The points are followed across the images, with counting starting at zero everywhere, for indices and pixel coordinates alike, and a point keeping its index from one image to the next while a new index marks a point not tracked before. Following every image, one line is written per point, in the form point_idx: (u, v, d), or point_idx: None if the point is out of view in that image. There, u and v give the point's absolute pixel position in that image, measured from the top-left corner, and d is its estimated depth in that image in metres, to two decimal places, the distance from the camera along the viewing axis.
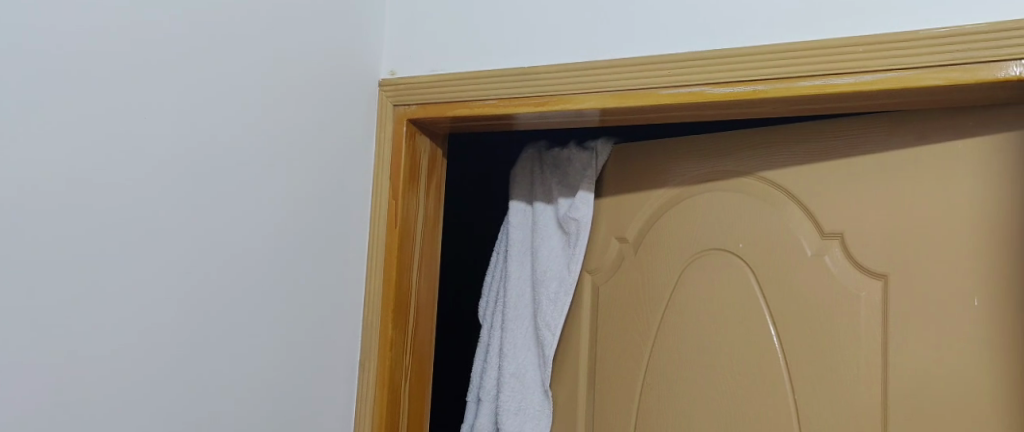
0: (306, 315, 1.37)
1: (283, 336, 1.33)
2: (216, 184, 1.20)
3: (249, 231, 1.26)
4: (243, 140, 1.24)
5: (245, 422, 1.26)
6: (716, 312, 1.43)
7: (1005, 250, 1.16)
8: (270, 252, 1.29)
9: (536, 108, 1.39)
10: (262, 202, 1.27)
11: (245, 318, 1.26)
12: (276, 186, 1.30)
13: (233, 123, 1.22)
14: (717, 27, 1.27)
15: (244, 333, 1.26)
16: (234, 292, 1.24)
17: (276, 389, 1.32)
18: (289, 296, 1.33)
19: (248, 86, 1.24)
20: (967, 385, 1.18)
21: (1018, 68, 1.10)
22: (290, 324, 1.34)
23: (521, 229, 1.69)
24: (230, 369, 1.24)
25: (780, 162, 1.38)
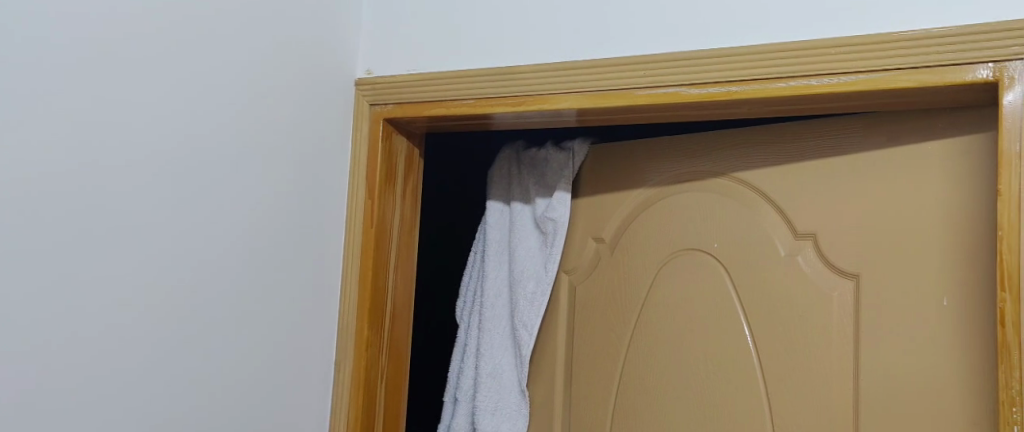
0: (281, 314, 1.36)
1: (257, 336, 1.32)
2: (190, 183, 1.19)
3: (223, 230, 1.25)
4: (218, 139, 1.23)
5: (218, 422, 1.26)
6: (691, 312, 1.43)
7: (971, 249, 1.17)
8: (245, 251, 1.29)
9: (513, 108, 1.39)
10: (237, 202, 1.27)
11: (220, 318, 1.26)
12: (252, 185, 1.29)
13: (207, 121, 1.21)
14: (692, 29, 1.28)
15: (217, 332, 1.25)
16: (207, 291, 1.23)
17: (250, 388, 1.31)
18: (264, 296, 1.33)
19: (223, 83, 1.24)
20: (937, 384, 1.19)
21: (985, 70, 1.11)
22: (265, 324, 1.33)
23: (499, 229, 1.69)
24: (203, 369, 1.23)
25: (756, 163, 1.39)
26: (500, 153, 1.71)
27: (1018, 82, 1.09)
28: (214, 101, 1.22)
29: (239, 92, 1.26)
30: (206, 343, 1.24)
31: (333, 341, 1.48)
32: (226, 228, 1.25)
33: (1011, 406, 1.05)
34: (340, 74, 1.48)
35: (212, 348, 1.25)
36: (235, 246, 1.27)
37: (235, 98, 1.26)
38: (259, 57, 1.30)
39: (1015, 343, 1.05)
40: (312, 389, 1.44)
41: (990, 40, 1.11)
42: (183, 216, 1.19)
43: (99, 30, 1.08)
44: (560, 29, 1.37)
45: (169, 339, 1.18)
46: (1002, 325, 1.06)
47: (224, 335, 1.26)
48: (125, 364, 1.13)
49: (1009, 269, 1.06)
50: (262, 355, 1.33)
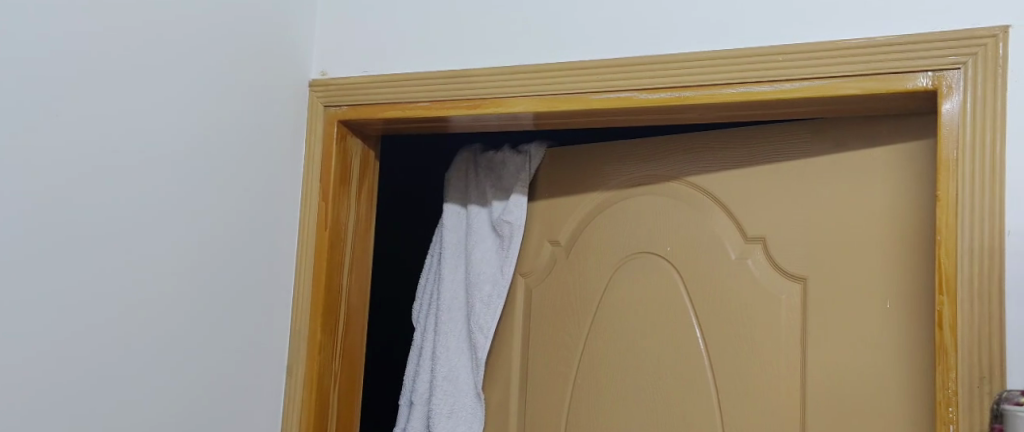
0: (232, 317, 1.36)
1: (209, 339, 1.31)
2: (139, 183, 1.18)
3: (174, 232, 1.24)
4: (170, 139, 1.23)
5: (169, 426, 1.25)
6: (644, 315, 1.45)
7: (913, 254, 1.20)
8: (195, 254, 1.28)
9: (469, 110, 1.40)
10: (187, 203, 1.26)
11: (171, 320, 1.25)
12: (202, 185, 1.28)
13: (158, 121, 1.21)
14: (644, 35, 1.30)
15: (168, 335, 1.25)
16: (156, 291, 1.22)
17: (199, 389, 1.30)
18: (214, 297, 1.32)
19: (175, 84, 1.23)
20: (880, 387, 1.22)
21: (925, 79, 1.13)
22: (215, 327, 1.32)
23: (455, 232, 1.70)
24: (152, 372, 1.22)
25: (708, 168, 1.41)
26: (457, 155, 1.71)
27: (956, 91, 1.11)
28: (165, 101, 1.22)
29: (191, 92, 1.26)
30: (156, 346, 1.23)
31: (286, 344, 1.47)
32: (177, 230, 1.25)
33: (947, 406, 1.07)
34: (294, 75, 1.47)
35: (161, 351, 1.24)
36: (188, 247, 1.27)
37: (189, 99, 1.25)
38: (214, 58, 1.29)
39: (951, 345, 1.08)
40: (264, 393, 1.43)
41: (930, 49, 1.13)
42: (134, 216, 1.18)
43: (46, 34, 1.07)
44: (514, 33, 1.38)
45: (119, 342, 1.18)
46: (940, 327, 1.09)
47: (174, 338, 1.25)
48: (71, 363, 1.12)
49: (947, 274, 1.09)
50: (213, 358, 1.32)
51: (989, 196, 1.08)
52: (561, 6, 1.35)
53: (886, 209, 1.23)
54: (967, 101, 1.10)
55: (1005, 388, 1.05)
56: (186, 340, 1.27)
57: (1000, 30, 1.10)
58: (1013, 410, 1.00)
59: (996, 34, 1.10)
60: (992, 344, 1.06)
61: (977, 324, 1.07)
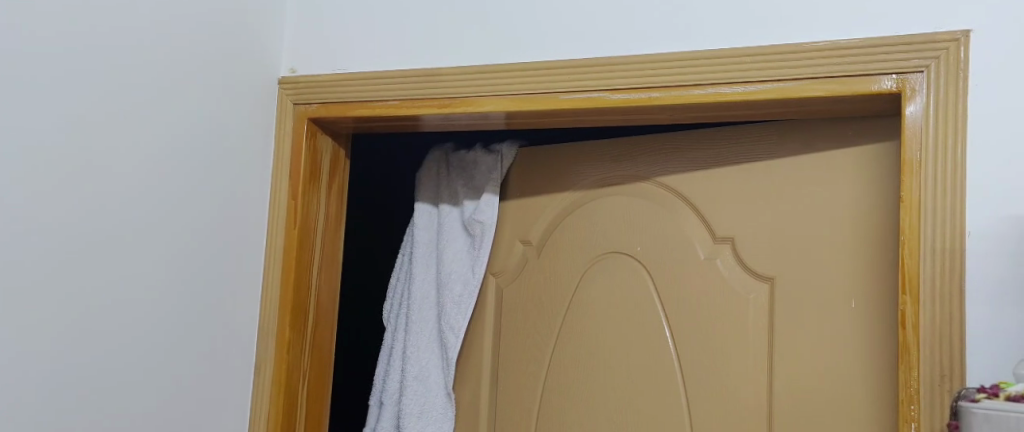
0: (194, 314, 1.35)
1: (169, 337, 1.31)
2: (91, 179, 1.18)
3: (130, 229, 1.24)
4: (125, 137, 1.22)
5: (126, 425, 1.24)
6: (614, 314, 1.45)
7: (879, 253, 1.21)
8: (154, 251, 1.27)
9: (439, 110, 1.39)
10: (147, 199, 1.26)
11: (128, 317, 1.24)
12: (160, 185, 1.28)
13: (113, 116, 1.20)
14: (614, 36, 1.30)
15: (124, 333, 1.24)
16: (112, 287, 1.22)
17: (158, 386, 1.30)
18: (175, 294, 1.32)
19: (134, 80, 1.23)
20: (845, 385, 1.23)
21: (889, 82, 1.15)
22: (175, 325, 1.32)
23: (427, 231, 1.69)
24: (107, 370, 1.22)
25: (678, 169, 1.42)
26: (429, 154, 1.71)
27: (919, 94, 1.13)
28: (118, 97, 1.21)
29: (149, 89, 1.25)
30: (112, 344, 1.22)
31: (253, 344, 1.47)
32: (134, 227, 1.24)
33: (908, 404, 1.09)
34: (262, 73, 1.47)
35: (116, 350, 1.23)
36: (146, 245, 1.26)
37: (146, 95, 1.25)
38: (174, 55, 1.28)
39: (913, 343, 1.09)
40: (228, 391, 1.42)
41: (894, 52, 1.14)
42: (87, 213, 1.18)
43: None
44: (484, 32, 1.38)
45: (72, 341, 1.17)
46: (903, 326, 1.10)
47: (132, 336, 1.25)
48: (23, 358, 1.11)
49: (909, 274, 1.10)
50: (173, 357, 1.32)
51: (949, 197, 1.09)
52: (531, 7, 1.36)
53: (852, 210, 1.24)
54: (930, 104, 1.12)
55: (964, 385, 1.06)
56: (144, 336, 1.27)
57: (962, 34, 1.11)
58: (967, 406, 0.93)
59: (958, 38, 1.11)
60: (953, 343, 1.07)
61: (938, 324, 1.08)
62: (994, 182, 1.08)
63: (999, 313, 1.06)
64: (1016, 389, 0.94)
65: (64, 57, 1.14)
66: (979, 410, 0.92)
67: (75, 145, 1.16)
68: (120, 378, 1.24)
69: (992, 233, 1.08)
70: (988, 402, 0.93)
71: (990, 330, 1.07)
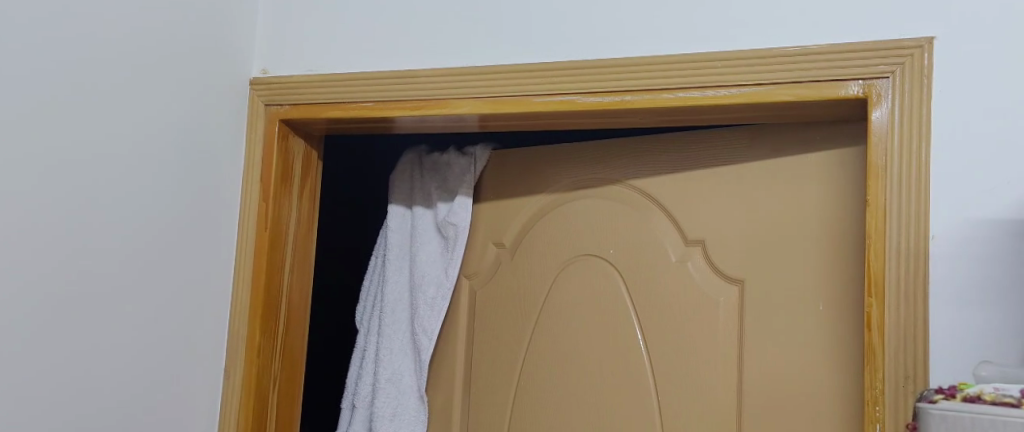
0: (160, 316, 1.34)
1: (135, 339, 1.30)
2: (57, 179, 1.17)
3: (94, 228, 1.22)
4: (91, 138, 1.21)
5: (89, 427, 1.23)
6: (585, 316, 1.46)
7: (845, 255, 1.23)
8: (120, 252, 1.27)
9: (412, 111, 1.39)
10: (112, 199, 1.25)
11: (94, 320, 1.24)
12: (127, 186, 1.27)
13: (78, 115, 1.19)
14: (586, 39, 1.31)
15: (88, 334, 1.23)
16: (76, 287, 1.21)
17: (122, 387, 1.28)
18: (139, 294, 1.30)
19: (100, 80, 1.22)
20: (813, 387, 1.24)
21: (856, 87, 1.16)
22: (139, 326, 1.31)
23: (400, 233, 1.69)
24: (70, 372, 1.21)
25: (650, 172, 1.43)
26: (402, 156, 1.71)
27: (885, 99, 1.14)
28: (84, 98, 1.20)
29: (116, 89, 1.24)
30: (79, 346, 1.22)
31: (223, 346, 1.46)
32: (99, 227, 1.23)
33: (874, 405, 1.10)
34: (233, 74, 1.46)
35: (80, 352, 1.22)
36: (110, 245, 1.25)
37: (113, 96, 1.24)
38: (141, 55, 1.28)
39: (878, 344, 1.10)
40: (196, 394, 1.41)
41: (861, 57, 1.16)
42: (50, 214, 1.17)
43: None
44: (456, 34, 1.38)
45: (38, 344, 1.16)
46: (868, 328, 1.11)
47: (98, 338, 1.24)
48: None
49: (875, 276, 1.11)
50: (139, 359, 1.31)
51: (914, 201, 1.11)
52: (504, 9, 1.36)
53: (820, 213, 1.26)
54: (895, 109, 1.13)
55: (928, 386, 1.08)
56: (107, 337, 1.26)
57: (927, 40, 1.13)
58: (923, 406, 0.89)
59: (922, 44, 1.13)
60: (916, 345, 1.09)
61: (903, 326, 1.09)
62: (957, 186, 1.10)
63: (961, 314, 1.08)
64: (973, 391, 0.89)
65: (30, 58, 1.13)
66: (936, 410, 0.88)
67: (40, 144, 1.15)
68: (86, 379, 1.23)
69: (955, 237, 1.09)
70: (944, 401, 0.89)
71: (954, 332, 1.08)
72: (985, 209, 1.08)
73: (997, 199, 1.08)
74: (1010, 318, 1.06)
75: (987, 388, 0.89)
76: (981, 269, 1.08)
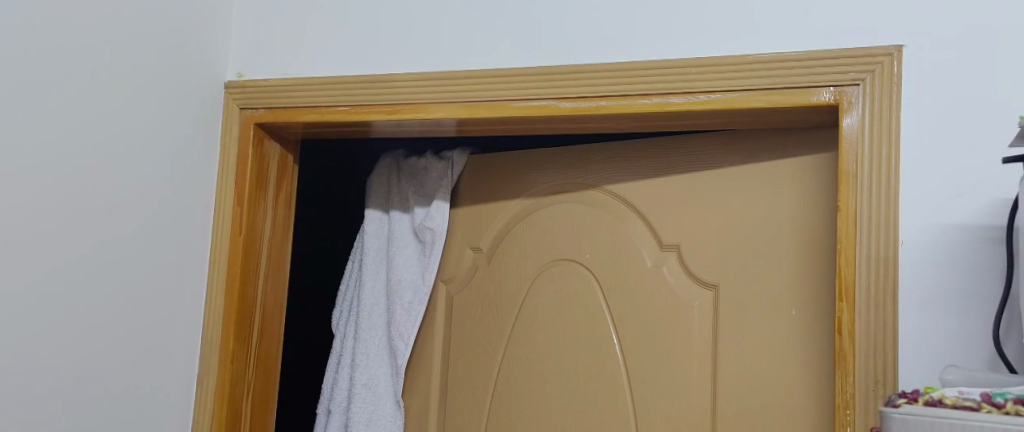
0: (128, 318, 1.33)
1: (103, 340, 1.29)
2: (24, 182, 1.16)
3: (60, 227, 1.21)
4: (59, 138, 1.20)
5: (54, 427, 1.22)
6: (561, 320, 1.46)
7: (816, 260, 1.24)
8: (87, 253, 1.26)
9: (388, 116, 1.39)
10: (80, 199, 1.24)
11: (64, 325, 1.23)
12: (95, 186, 1.26)
13: (44, 115, 1.18)
14: (561, 45, 1.31)
15: (55, 334, 1.22)
16: (42, 286, 1.19)
17: (89, 389, 1.27)
18: (106, 295, 1.29)
19: (67, 79, 1.21)
20: (786, 392, 1.25)
21: (827, 94, 1.17)
22: (105, 327, 1.29)
23: (377, 238, 1.69)
24: (38, 372, 1.19)
25: (627, 177, 1.43)
26: (379, 160, 1.71)
27: (856, 106, 1.15)
28: (52, 100, 1.19)
29: (84, 90, 1.24)
30: (49, 350, 1.21)
31: (196, 353, 1.45)
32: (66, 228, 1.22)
33: (845, 409, 1.11)
34: (206, 77, 1.46)
35: (47, 353, 1.21)
36: (77, 245, 1.24)
37: (83, 99, 1.23)
38: (110, 55, 1.27)
39: (849, 349, 1.11)
40: (167, 397, 1.40)
41: (831, 65, 1.17)
42: (17, 212, 1.16)
43: None
44: (433, 39, 1.38)
45: (6, 349, 1.15)
46: (839, 333, 1.12)
47: (68, 343, 1.24)
48: None
49: (846, 282, 1.12)
50: (108, 364, 1.30)
51: (884, 207, 1.12)
52: (481, 14, 1.36)
53: (793, 219, 1.27)
54: (866, 116, 1.14)
55: (897, 389, 1.09)
56: (74, 339, 1.24)
57: (896, 48, 1.14)
58: (887, 410, 0.85)
59: (892, 52, 1.14)
60: (886, 349, 1.09)
61: (874, 331, 1.10)
62: (926, 192, 1.11)
63: (929, 320, 1.09)
64: (935, 395, 0.85)
65: None
66: (898, 415, 0.84)
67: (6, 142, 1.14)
68: (57, 386, 1.22)
69: (923, 243, 1.10)
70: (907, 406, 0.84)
71: (926, 337, 1.09)
72: (953, 215, 1.10)
73: (965, 205, 1.09)
74: (978, 323, 1.08)
75: (950, 395, 0.85)
76: (950, 275, 1.09)
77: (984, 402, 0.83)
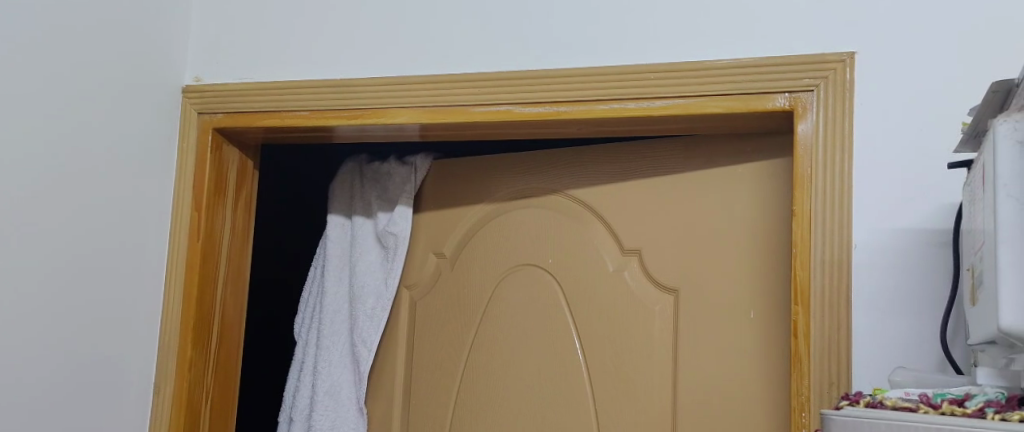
0: (81, 320, 1.31)
1: (58, 343, 1.27)
2: None
3: (13, 228, 1.19)
4: (11, 139, 1.19)
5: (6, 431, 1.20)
6: (525, 325, 1.46)
7: (773, 264, 1.25)
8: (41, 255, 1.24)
9: (348, 121, 1.38)
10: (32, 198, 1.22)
11: (18, 326, 1.21)
12: (48, 185, 1.24)
13: None
14: (522, 51, 1.32)
15: (8, 335, 1.20)
16: None
17: (42, 392, 1.25)
18: (60, 296, 1.27)
19: (18, 80, 1.19)
20: (745, 394, 1.26)
21: (783, 99, 1.18)
22: (59, 329, 1.27)
23: (339, 243, 1.68)
24: None
25: (588, 182, 1.44)
26: (342, 165, 1.70)
27: (810, 112, 1.16)
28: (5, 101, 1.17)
29: (36, 92, 1.22)
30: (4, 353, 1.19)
31: (154, 361, 1.44)
32: (19, 229, 1.20)
33: (800, 411, 1.12)
34: (163, 82, 1.44)
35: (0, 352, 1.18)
36: (30, 246, 1.22)
37: (37, 101, 1.22)
38: (63, 58, 1.26)
39: (804, 352, 1.12)
40: (123, 402, 1.39)
41: (785, 71, 1.18)
42: None
43: None
44: (393, 43, 1.38)
45: None
46: (795, 336, 1.13)
47: (23, 344, 1.22)
48: None
49: (801, 285, 1.14)
50: (63, 367, 1.28)
51: (838, 211, 1.13)
52: (441, 20, 1.36)
53: (751, 224, 1.28)
54: (820, 122, 1.15)
55: (851, 389, 1.10)
56: (27, 339, 1.22)
57: (848, 55, 1.16)
58: (826, 411, 0.76)
59: (844, 59, 1.16)
60: (840, 351, 1.11)
61: (828, 333, 1.11)
62: (879, 196, 1.12)
63: (880, 322, 1.11)
64: (876, 398, 0.81)
65: None
66: (837, 416, 0.75)
67: None
68: (10, 388, 1.20)
69: (875, 245, 1.12)
70: (846, 408, 0.79)
71: (881, 340, 1.10)
72: (903, 218, 1.11)
73: (914, 208, 1.11)
74: (925, 324, 1.09)
75: (893, 397, 0.82)
76: (898, 277, 1.11)
77: (922, 403, 0.77)
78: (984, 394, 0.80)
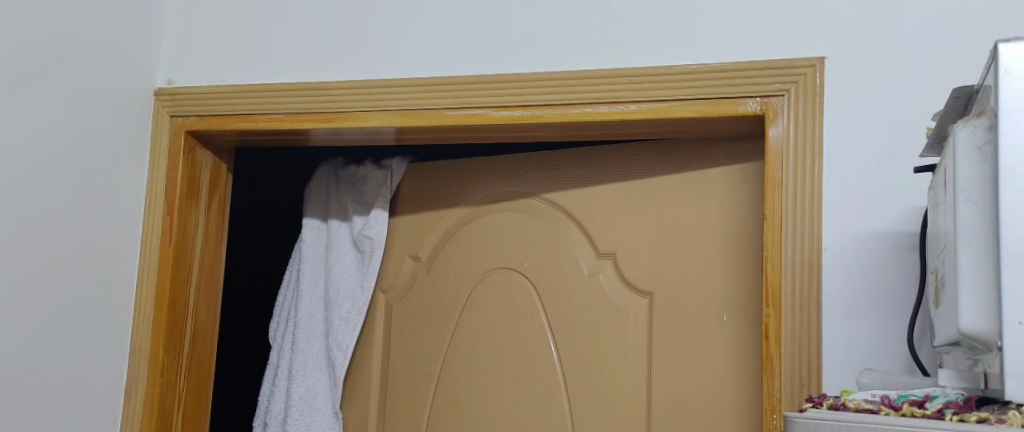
0: (50, 322, 1.29)
1: (26, 345, 1.26)
2: None
3: None
4: None
5: None
6: (500, 328, 1.46)
7: (746, 268, 1.26)
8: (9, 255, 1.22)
9: (322, 124, 1.38)
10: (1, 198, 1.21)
11: None
12: (17, 186, 1.23)
13: None
14: (497, 55, 1.32)
15: None
16: None
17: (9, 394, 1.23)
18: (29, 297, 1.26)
19: None
20: (717, 397, 1.26)
21: (754, 104, 1.19)
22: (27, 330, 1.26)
23: (314, 248, 1.68)
24: None
25: (563, 186, 1.44)
26: (318, 169, 1.69)
27: (781, 116, 1.17)
28: None
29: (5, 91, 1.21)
30: None
31: (125, 364, 1.42)
32: None
33: (772, 413, 1.12)
34: (135, 83, 1.43)
35: None
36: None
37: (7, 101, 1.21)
38: (33, 59, 1.25)
39: (776, 353, 1.13)
40: (94, 405, 1.37)
41: (757, 76, 1.19)
42: None
43: None
44: (367, 47, 1.38)
45: None
46: (767, 339, 1.14)
47: None
48: None
49: (773, 288, 1.14)
50: (30, 369, 1.26)
51: (809, 215, 1.14)
52: (416, 24, 1.36)
53: (723, 228, 1.29)
54: (791, 127, 1.16)
55: (822, 390, 1.11)
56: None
57: (818, 60, 1.17)
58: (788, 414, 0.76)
59: (814, 64, 1.17)
60: (812, 353, 1.12)
61: (799, 335, 1.12)
62: (848, 200, 1.13)
63: (849, 324, 1.12)
64: (841, 400, 0.81)
65: None
66: (799, 417, 0.75)
67: None
68: None
69: (845, 248, 1.13)
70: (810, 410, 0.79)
71: (852, 342, 1.11)
72: (872, 221, 1.12)
73: (882, 212, 1.12)
74: (893, 326, 1.10)
75: (857, 399, 0.82)
76: (865, 280, 1.12)
77: (884, 406, 0.78)
78: (944, 394, 0.81)
